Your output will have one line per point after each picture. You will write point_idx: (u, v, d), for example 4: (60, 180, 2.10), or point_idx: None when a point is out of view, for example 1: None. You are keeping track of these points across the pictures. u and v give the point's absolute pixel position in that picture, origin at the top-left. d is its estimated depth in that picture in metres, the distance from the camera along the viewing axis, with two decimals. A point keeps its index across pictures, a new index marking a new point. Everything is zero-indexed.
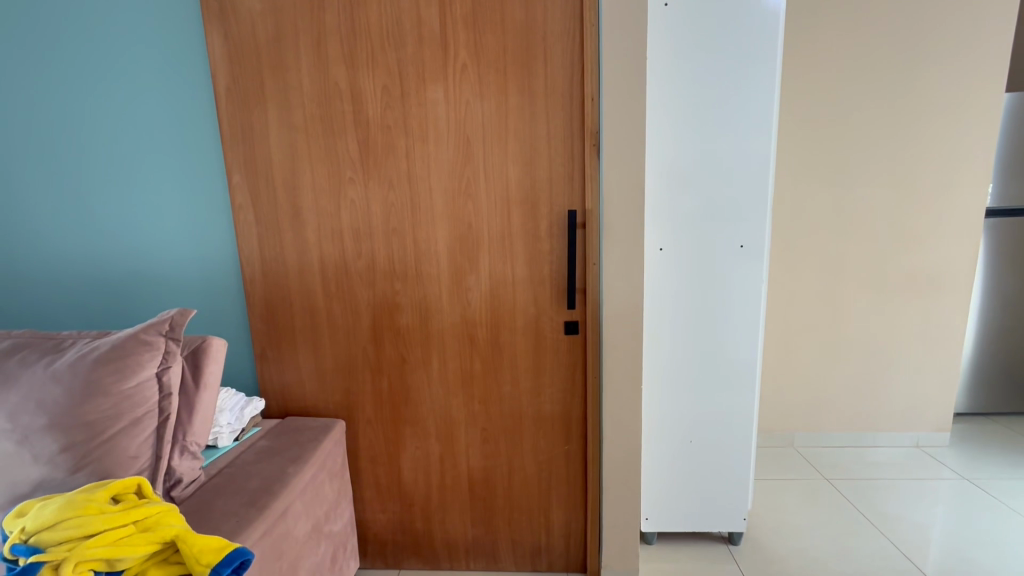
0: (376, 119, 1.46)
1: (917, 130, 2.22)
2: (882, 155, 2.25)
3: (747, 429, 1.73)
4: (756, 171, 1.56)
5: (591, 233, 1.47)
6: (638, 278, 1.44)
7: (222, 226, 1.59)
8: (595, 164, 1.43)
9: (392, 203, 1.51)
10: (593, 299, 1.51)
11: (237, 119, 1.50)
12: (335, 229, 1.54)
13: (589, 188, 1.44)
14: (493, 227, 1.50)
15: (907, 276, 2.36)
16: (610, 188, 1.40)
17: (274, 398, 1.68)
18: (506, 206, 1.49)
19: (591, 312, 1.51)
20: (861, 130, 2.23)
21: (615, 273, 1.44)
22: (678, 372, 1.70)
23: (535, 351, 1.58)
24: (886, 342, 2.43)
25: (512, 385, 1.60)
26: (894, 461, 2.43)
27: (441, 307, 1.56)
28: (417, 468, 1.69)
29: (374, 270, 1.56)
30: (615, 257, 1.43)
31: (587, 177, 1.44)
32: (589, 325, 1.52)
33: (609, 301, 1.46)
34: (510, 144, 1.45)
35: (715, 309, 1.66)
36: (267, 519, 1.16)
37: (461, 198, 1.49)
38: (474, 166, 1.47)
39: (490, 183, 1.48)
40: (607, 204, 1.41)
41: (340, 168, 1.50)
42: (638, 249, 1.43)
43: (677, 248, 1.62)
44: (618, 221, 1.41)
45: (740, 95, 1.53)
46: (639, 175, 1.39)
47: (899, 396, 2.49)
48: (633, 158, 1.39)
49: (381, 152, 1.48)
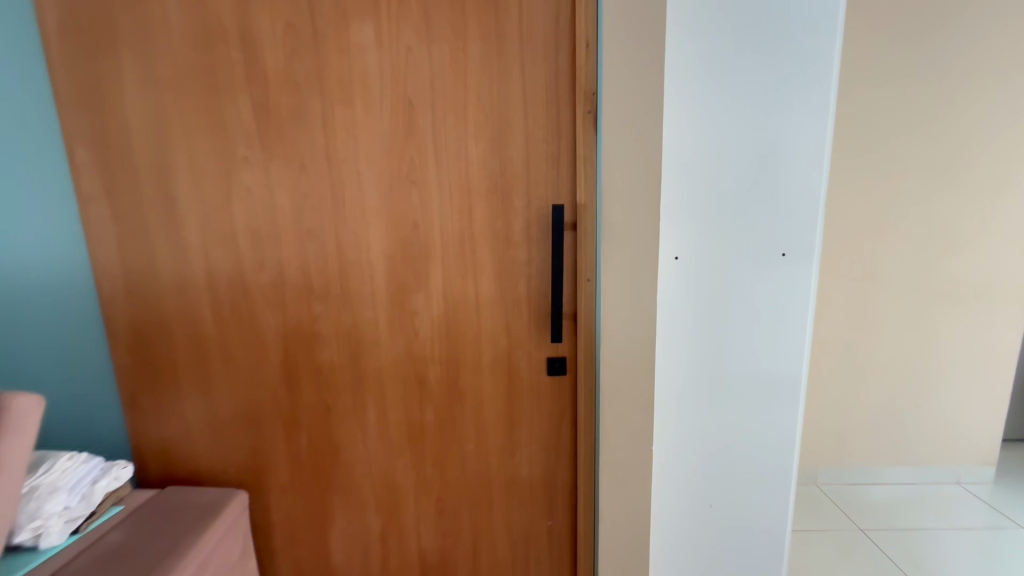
0: (278, 71, 1.02)
1: (969, 109, 1.86)
2: (927, 140, 1.88)
3: (786, 516, 1.20)
4: (807, 146, 1.04)
5: (586, 237, 1.04)
6: (649, 301, 1.04)
7: (57, 230, 1.06)
8: (592, 138, 1.01)
9: (306, 194, 1.07)
10: (587, 328, 1.08)
11: (79, 72, 1.05)
12: (227, 229, 1.10)
13: (581, 174, 1.02)
14: (448, 229, 1.08)
15: (948, 284, 1.99)
16: (610, 175, 0.99)
17: (151, 459, 1.23)
18: (466, 199, 1.06)
19: (585, 347, 1.09)
20: (903, 109, 1.87)
21: (617, 294, 1.04)
22: (695, 437, 1.18)
23: (507, 396, 1.16)
24: (926, 361, 2.06)
25: (477, 441, 1.18)
26: (934, 500, 2.06)
27: (377, 337, 1.13)
28: (351, 550, 1.26)
29: (282, 285, 1.12)
30: (617, 271, 1.03)
31: (578, 156, 1.02)
32: (580, 364, 1.11)
33: (607, 331, 1.05)
34: (470, 110, 1.02)
35: (744, 347, 1.14)
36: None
37: (403, 187, 1.06)
38: (418, 143, 1.04)
39: (443, 166, 1.05)
40: (606, 198, 1.00)
41: (230, 143, 1.06)
42: (650, 261, 1.03)
43: (696, 258, 1.10)
44: (622, 223, 1.01)
45: (787, 28, 1.00)
46: (653, 158, 0.99)
47: (937, 424, 2.12)
48: (645, 134, 0.98)
49: (288, 120, 1.04)
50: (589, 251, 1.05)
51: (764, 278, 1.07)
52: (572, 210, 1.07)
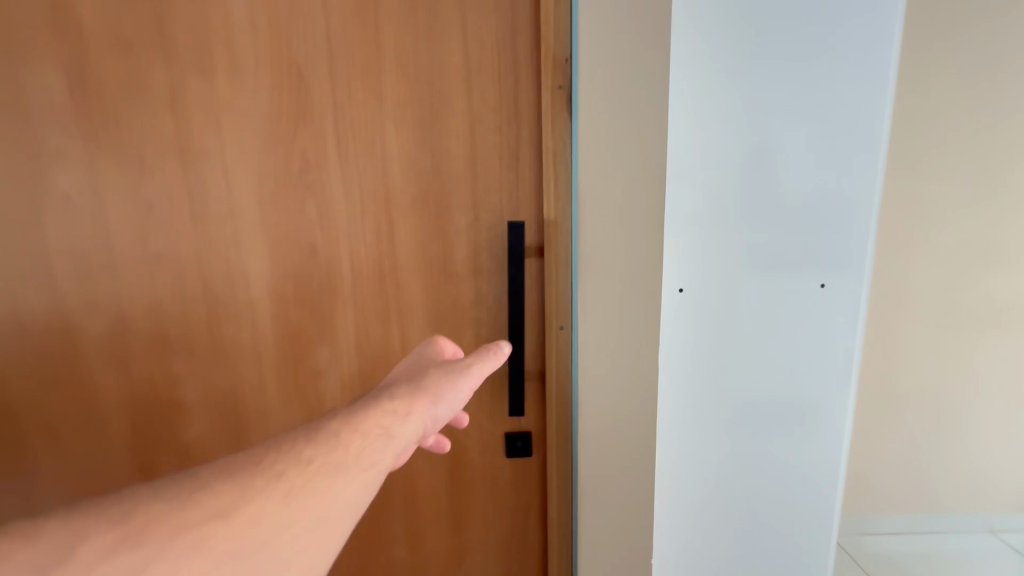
0: (99, 23, 0.69)
1: (995, 122, 1.23)
2: (1010, 164, 1.25)
3: None
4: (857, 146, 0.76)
5: (557, 268, 0.72)
6: (644, 357, 0.74)
7: None
8: (567, 124, 0.69)
9: (153, 205, 0.74)
10: (560, 396, 0.76)
11: None
12: (35, 255, 0.75)
13: (548, 177, 0.70)
14: (360, 254, 0.75)
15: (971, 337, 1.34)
16: (590, 182, 0.69)
17: None
18: (386, 211, 0.74)
19: (556, 423, 0.77)
20: (934, 134, 1.24)
21: (600, 349, 0.74)
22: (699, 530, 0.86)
23: (451, 485, 0.83)
24: (973, 426, 1.42)
25: (410, 545, 0.85)
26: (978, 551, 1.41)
27: (265, 406, 0.80)
28: None
29: (123, 336, 0.78)
30: (600, 316, 0.73)
31: (544, 153, 0.70)
32: (551, 444, 0.78)
33: (586, 398, 0.76)
34: (386, 84, 0.70)
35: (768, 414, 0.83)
36: (183, 504, 0.24)
37: (294, 193, 0.73)
38: (312, 130, 0.71)
39: (351, 164, 0.72)
40: (583, 214, 0.70)
41: (34, 130, 0.71)
42: (648, 300, 0.73)
43: (708, 292, 0.79)
44: (608, 251, 0.71)
45: None
46: (651, 156, 0.69)
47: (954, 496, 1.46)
48: (636, 123, 0.68)
49: (119, 97, 0.71)
50: (563, 287, 0.73)
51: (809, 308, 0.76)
52: (537, 227, 0.75)
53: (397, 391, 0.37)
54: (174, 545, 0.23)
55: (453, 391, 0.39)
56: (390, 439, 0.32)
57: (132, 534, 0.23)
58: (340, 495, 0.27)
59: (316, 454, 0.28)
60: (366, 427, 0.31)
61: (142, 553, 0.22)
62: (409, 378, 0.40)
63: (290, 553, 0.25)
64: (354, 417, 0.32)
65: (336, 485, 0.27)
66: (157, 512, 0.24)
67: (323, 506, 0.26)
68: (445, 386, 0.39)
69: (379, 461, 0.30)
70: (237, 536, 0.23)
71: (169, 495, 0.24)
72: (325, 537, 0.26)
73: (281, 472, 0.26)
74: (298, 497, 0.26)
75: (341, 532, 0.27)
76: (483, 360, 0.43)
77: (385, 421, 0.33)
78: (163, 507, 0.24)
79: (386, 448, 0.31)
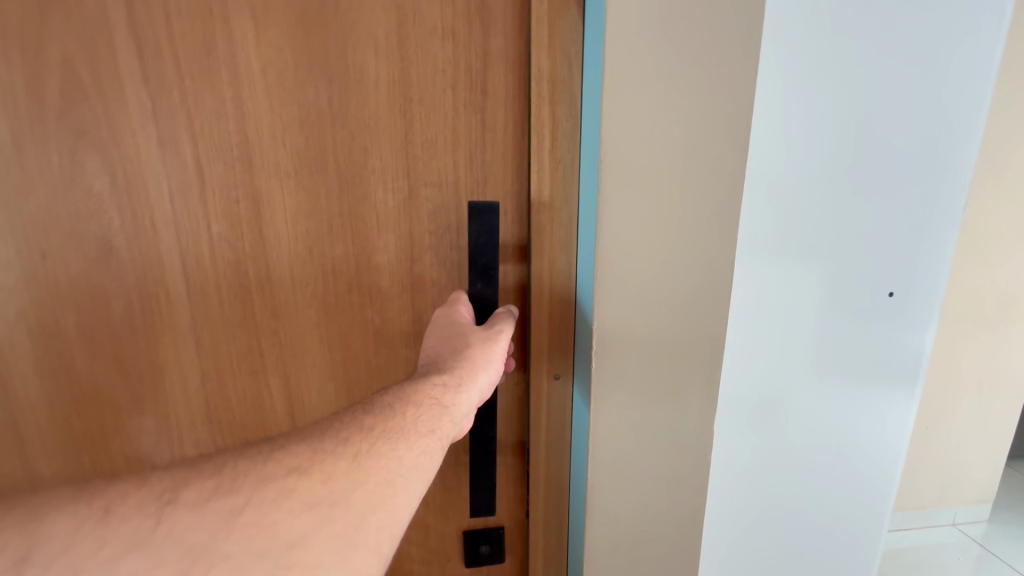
0: None
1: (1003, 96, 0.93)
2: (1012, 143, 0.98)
3: None
4: (962, 118, 0.56)
5: (552, 283, 0.44)
6: (701, 440, 0.45)
7: None
8: (575, 31, 0.39)
9: None
10: (551, 484, 0.49)
11: None
12: None
13: (542, 124, 0.40)
14: (202, 258, 0.42)
15: (946, 332, 1.06)
16: (621, 146, 0.38)
17: None
18: (247, 181, 0.41)
19: (544, 523, 0.50)
20: None
21: (625, 431, 0.44)
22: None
23: None
24: (956, 444, 1.15)
25: None
26: (948, 566, 1.06)
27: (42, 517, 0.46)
28: None
29: None
30: (629, 377, 0.42)
31: (534, 82, 0.39)
32: (535, 553, 0.51)
33: (594, 514, 0.45)
34: None
35: (818, 458, 0.63)
36: (266, 461, 0.27)
37: (56, 144, 0.38)
38: (87, 18, 0.36)
39: (171, 91, 0.38)
40: (606, 203, 0.38)
41: None
42: (709, 345, 0.43)
43: (760, 292, 0.59)
44: (648, 269, 0.40)
45: None
46: (731, 94, 0.39)
47: (917, 514, 1.17)
48: (710, 38, 0.38)
49: None
50: (562, 315, 0.44)
51: (867, 320, 0.58)
52: (517, 215, 0.44)
53: (449, 360, 0.38)
54: (262, 494, 0.26)
55: (495, 356, 0.39)
56: (443, 410, 0.34)
57: (223, 487, 0.25)
58: (404, 458, 0.31)
59: (375, 424, 0.31)
60: (419, 400, 0.34)
61: (236, 499, 0.25)
62: (448, 338, 0.40)
63: (366, 505, 0.28)
64: (406, 391, 0.35)
65: (397, 448, 0.31)
66: (245, 467, 0.26)
67: (390, 466, 0.30)
68: (495, 353, 0.39)
69: (436, 429, 0.33)
70: (318, 488, 0.27)
71: (255, 452, 0.27)
72: (396, 492, 0.30)
73: (347, 438, 0.30)
74: (368, 460, 0.29)
75: (412, 490, 0.30)
76: (510, 317, 0.42)
77: (436, 394, 0.35)
78: (250, 462, 0.27)
79: (440, 418, 0.34)
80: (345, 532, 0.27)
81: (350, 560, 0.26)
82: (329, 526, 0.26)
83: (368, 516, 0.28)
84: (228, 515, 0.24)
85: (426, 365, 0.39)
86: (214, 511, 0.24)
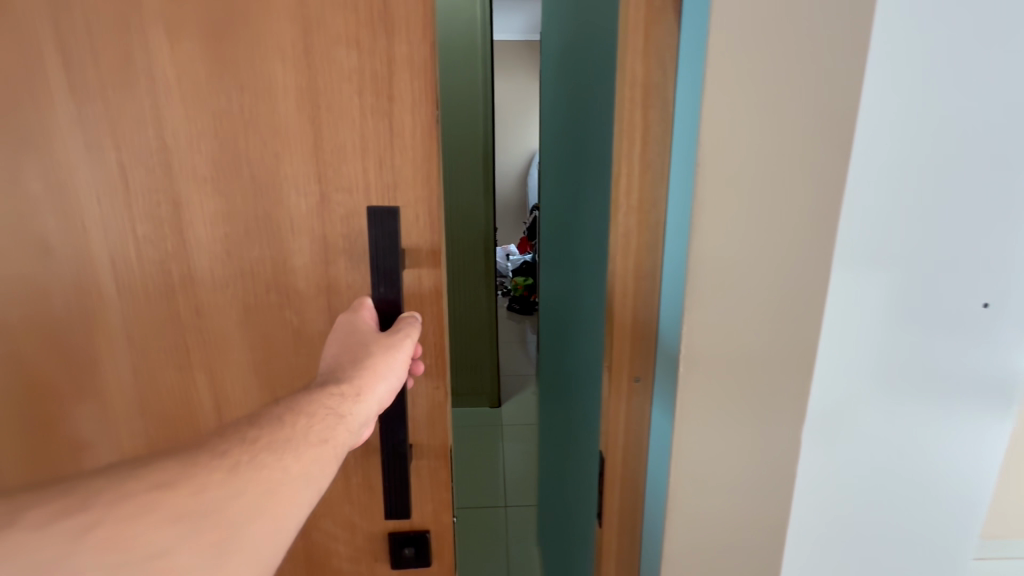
0: None
1: None
2: None
3: None
4: None
5: (635, 289, 0.45)
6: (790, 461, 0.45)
7: None
8: (671, 36, 0.40)
9: None
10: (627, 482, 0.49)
11: None
12: None
13: (632, 127, 0.41)
14: (129, 258, 0.44)
15: None
16: (718, 155, 0.38)
17: None
18: (168, 187, 0.43)
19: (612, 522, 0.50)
20: None
21: (707, 434, 0.44)
22: None
23: None
24: None
25: None
26: None
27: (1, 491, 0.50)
28: None
29: None
30: (715, 391, 0.43)
31: (627, 86, 0.41)
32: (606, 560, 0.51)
33: (669, 529, 0.45)
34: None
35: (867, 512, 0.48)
36: (126, 478, 0.26)
37: None
38: (20, 35, 0.39)
39: (95, 99, 0.41)
40: (701, 210, 0.39)
41: None
42: (798, 361, 0.43)
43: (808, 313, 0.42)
44: (739, 279, 0.41)
45: None
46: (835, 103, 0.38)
47: None
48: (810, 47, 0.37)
49: None
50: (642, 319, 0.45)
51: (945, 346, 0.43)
52: (430, 219, 0.44)
53: (347, 371, 0.37)
54: (120, 509, 0.25)
55: (390, 364, 0.39)
56: (339, 419, 0.34)
57: (74, 506, 0.24)
58: (291, 467, 0.30)
59: (260, 438, 0.30)
60: (311, 411, 0.33)
61: (89, 514, 0.24)
62: (347, 352, 0.40)
63: (244, 514, 0.28)
64: (292, 404, 0.34)
65: (285, 458, 0.30)
66: (102, 484, 0.26)
67: (274, 476, 0.29)
68: (396, 360, 0.40)
69: (330, 437, 0.33)
70: (186, 500, 0.26)
71: (116, 471, 0.27)
72: (281, 502, 0.29)
73: (225, 451, 0.29)
74: (248, 471, 0.29)
75: (300, 498, 0.30)
76: (413, 323, 0.43)
77: (332, 404, 0.35)
78: (106, 481, 0.26)
79: (334, 428, 0.33)
80: (220, 541, 0.26)
81: (225, 566, 0.26)
82: (199, 538, 0.26)
83: (249, 525, 0.27)
84: (79, 530, 0.24)
85: (326, 374, 0.38)
86: (60, 528, 0.23)
